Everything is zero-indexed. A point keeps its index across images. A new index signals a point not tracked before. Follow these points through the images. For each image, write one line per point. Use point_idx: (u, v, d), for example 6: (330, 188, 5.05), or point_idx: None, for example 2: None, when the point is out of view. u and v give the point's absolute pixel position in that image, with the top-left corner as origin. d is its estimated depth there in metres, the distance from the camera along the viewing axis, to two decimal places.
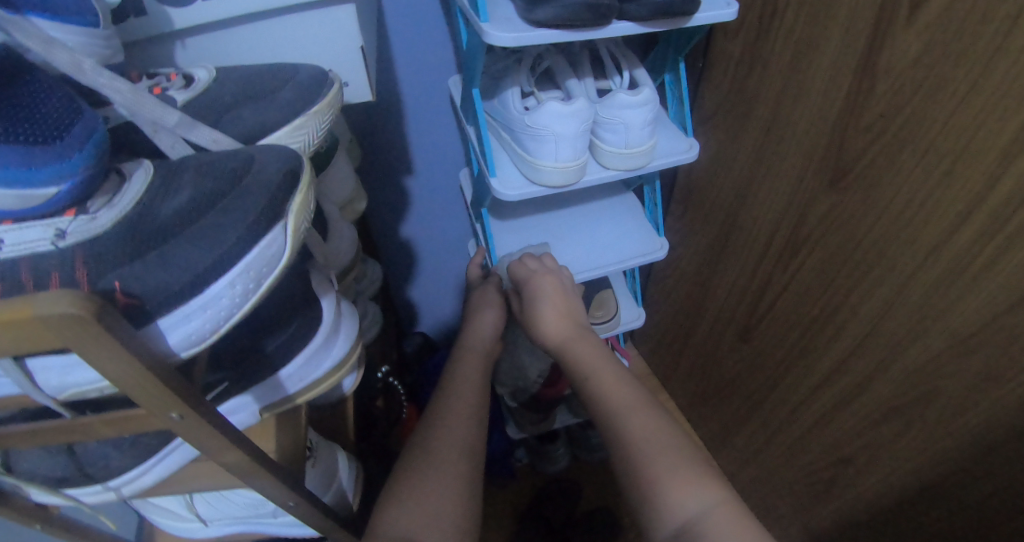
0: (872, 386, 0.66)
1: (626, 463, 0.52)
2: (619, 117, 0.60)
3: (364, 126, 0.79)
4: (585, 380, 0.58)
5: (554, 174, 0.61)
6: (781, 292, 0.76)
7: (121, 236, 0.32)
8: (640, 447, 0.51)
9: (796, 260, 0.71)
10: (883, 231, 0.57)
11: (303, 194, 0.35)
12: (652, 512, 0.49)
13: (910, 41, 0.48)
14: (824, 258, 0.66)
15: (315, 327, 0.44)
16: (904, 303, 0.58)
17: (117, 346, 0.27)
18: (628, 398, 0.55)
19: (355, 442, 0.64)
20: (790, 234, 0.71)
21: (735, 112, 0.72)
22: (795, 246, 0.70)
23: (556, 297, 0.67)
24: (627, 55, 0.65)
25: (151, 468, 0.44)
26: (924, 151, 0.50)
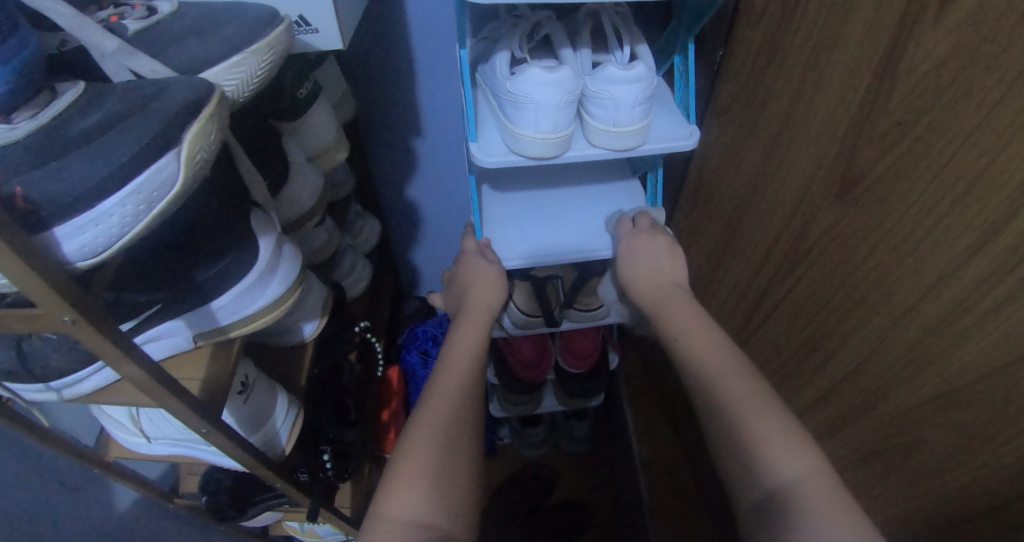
0: (857, 420, 0.63)
1: (718, 426, 0.48)
2: (608, 92, 0.56)
3: (373, 84, 0.79)
4: (681, 343, 0.55)
5: (534, 144, 0.58)
6: (776, 305, 0.72)
7: (30, 146, 0.32)
8: (739, 412, 0.48)
9: (796, 273, 0.67)
10: (884, 257, 0.54)
11: (202, 124, 0.34)
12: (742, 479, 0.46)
13: (940, 43, 0.44)
14: (823, 274, 0.62)
15: (248, 265, 0.47)
16: (899, 338, 0.54)
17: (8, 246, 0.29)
18: (723, 363, 0.52)
19: (305, 387, 0.66)
20: (792, 243, 0.67)
21: (750, 106, 0.68)
22: (794, 261, 0.67)
23: (652, 256, 0.64)
24: (632, 28, 0.62)
25: (88, 377, 0.48)
26: (940, 169, 0.46)
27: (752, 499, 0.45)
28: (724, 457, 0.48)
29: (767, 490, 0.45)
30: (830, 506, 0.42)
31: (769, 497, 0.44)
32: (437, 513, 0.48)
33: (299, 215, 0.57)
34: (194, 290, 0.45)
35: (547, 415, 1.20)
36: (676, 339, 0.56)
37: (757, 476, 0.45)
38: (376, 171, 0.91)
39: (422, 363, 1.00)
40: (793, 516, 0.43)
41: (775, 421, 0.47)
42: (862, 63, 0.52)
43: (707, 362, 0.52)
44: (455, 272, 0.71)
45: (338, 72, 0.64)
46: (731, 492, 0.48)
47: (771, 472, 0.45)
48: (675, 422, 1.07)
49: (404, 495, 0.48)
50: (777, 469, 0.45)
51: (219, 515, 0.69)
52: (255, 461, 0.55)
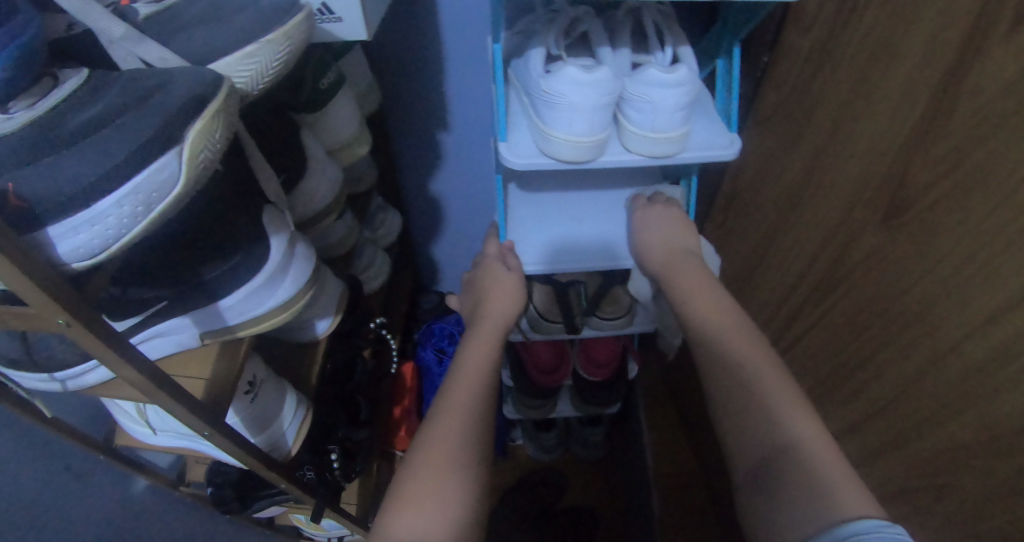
0: (885, 458, 0.59)
1: (726, 386, 0.48)
2: (647, 95, 0.53)
3: (400, 76, 0.77)
4: (687, 303, 0.55)
5: (566, 147, 0.55)
6: (808, 327, 0.68)
7: (26, 139, 0.30)
8: (743, 371, 0.47)
9: (832, 296, 0.63)
10: (927, 289, 0.49)
11: (207, 120, 0.32)
12: (741, 438, 0.46)
13: (1008, 63, 0.40)
14: (861, 301, 0.58)
15: (258, 265, 0.45)
16: (936, 377, 0.50)
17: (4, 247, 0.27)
18: (734, 323, 0.52)
19: (316, 386, 0.65)
20: (830, 264, 0.62)
21: (795, 116, 0.64)
22: (830, 284, 0.63)
23: (665, 223, 0.64)
24: (675, 29, 0.58)
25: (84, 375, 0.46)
26: (998, 201, 0.42)
27: (751, 460, 0.45)
28: (729, 418, 0.47)
29: (765, 453, 0.44)
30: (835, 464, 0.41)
31: (771, 458, 0.43)
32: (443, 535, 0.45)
33: (317, 212, 0.55)
34: (202, 288, 0.44)
35: (562, 419, 1.17)
36: (683, 299, 0.56)
37: (757, 434, 0.45)
38: (399, 164, 0.89)
39: (437, 361, 0.98)
40: (794, 475, 0.41)
41: (780, 382, 0.47)
42: (920, 79, 0.47)
43: (712, 322, 0.52)
44: (474, 276, 0.68)
45: (364, 62, 0.62)
46: (731, 454, 0.47)
47: (774, 434, 0.44)
48: (692, 435, 1.04)
49: (409, 516, 0.45)
50: (778, 430, 0.44)
51: (223, 508, 0.69)
52: (258, 463, 0.53)
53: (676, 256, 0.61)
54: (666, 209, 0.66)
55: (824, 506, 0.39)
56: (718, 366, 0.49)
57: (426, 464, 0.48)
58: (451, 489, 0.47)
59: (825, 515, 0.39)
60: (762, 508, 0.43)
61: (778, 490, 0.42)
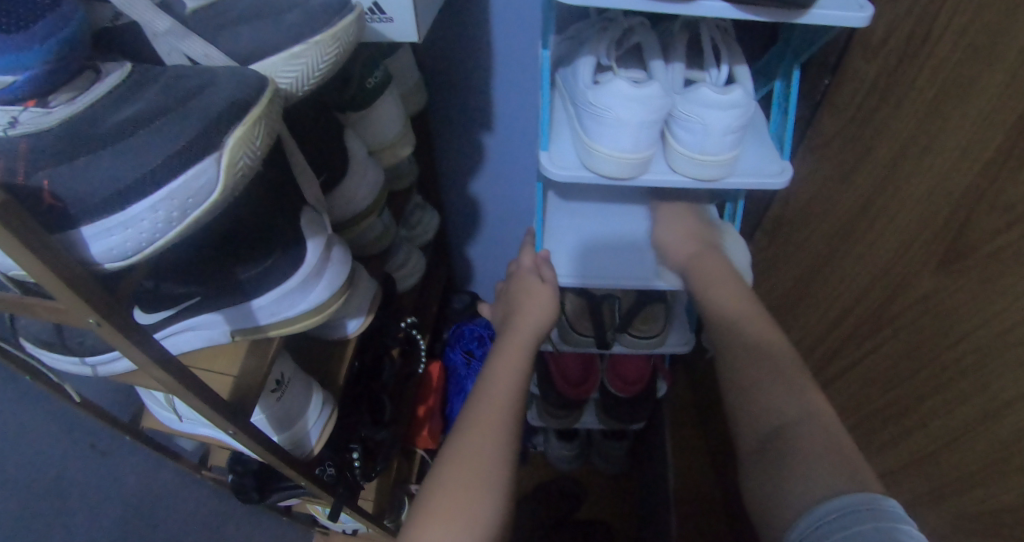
0: (920, 513, 0.55)
1: (737, 361, 0.49)
2: (698, 115, 0.50)
3: (444, 76, 0.75)
4: (707, 293, 0.57)
5: (610, 163, 0.52)
6: (848, 368, 0.64)
7: (65, 134, 0.29)
8: (756, 350, 0.49)
9: (877, 336, 0.59)
10: (981, 343, 0.45)
11: (248, 126, 0.30)
12: (751, 412, 0.46)
13: None
14: (907, 345, 0.54)
15: (294, 268, 0.44)
16: (986, 436, 0.46)
17: (38, 247, 0.26)
18: (753, 308, 0.53)
19: (343, 386, 0.64)
20: (878, 304, 0.58)
21: (854, 144, 0.60)
22: (877, 323, 0.59)
23: (684, 221, 0.66)
24: (733, 48, 0.55)
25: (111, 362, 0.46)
26: None
27: (761, 432, 0.45)
28: (738, 396, 0.48)
29: (774, 426, 0.44)
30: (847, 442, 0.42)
31: (782, 432, 0.43)
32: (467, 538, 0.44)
33: (355, 213, 0.54)
34: (234, 288, 0.43)
35: (585, 430, 1.15)
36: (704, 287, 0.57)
37: (767, 407, 0.45)
38: (440, 163, 0.87)
39: (464, 363, 0.98)
40: (798, 445, 0.42)
41: (793, 364, 0.48)
42: (997, 115, 0.43)
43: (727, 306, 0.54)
44: (509, 287, 0.67)
45: (412, 61, 0.61)
46: (736, 433, 0.47)
47: (786, 409, 0.45)
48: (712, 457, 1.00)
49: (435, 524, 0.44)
50: (789, 406, 0.45)
51: (242, 496, 0.69)
52: (278, 461, 0.53)
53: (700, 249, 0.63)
54: (688, 210, 0.67)
55: (835, 475, 0.39)
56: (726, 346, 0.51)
57: (452, 470, 0.47)
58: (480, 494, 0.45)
59: (832, 486, 0.38)
60: (761, 478, 0.42)
61: (784, 459, 0.41)
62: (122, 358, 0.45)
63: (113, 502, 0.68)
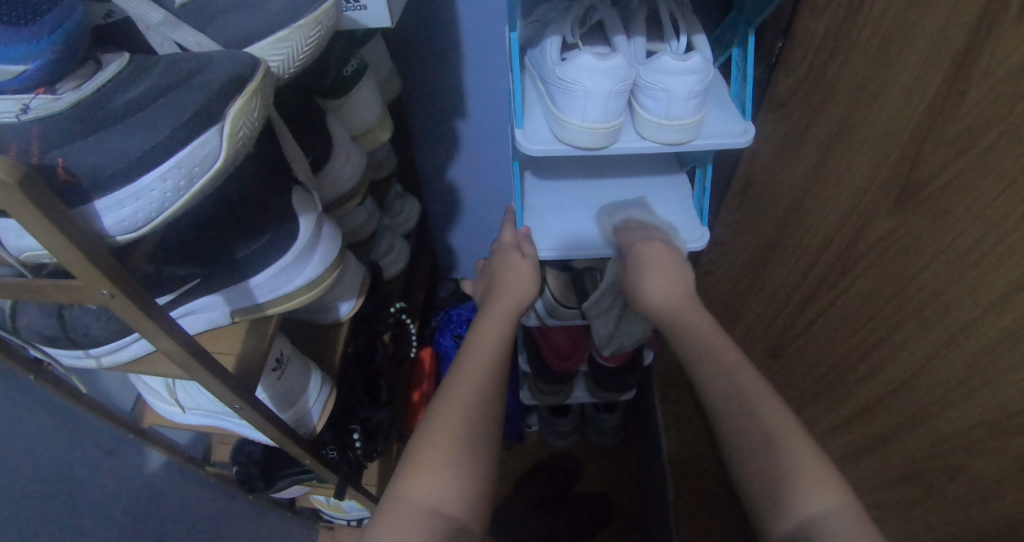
0: (897, 439, 0.59)
1: (752, 454, 0.46)
2: (662, 82, 0.54)
3: (415, 67, 0.78)
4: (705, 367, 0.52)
5: (582, 134, 0.56)
6: (821, 314, 0.67)
7: (73, 118, 0.31)
8: (773, 446, 0.46)
9: (846, 282, 0.62)
10: (938, 272, 0.49)
11: (246, 98, 0.33)
12: (771, 509, 0.44)
13: (1017, 46, 0.40)
14: (873, 284, 0.58)
15: (288, 243, 0.46)
16: (951, 359, 0.50)
17: (55, 219, 0.29)
18: (754, 382, 0.50)
19: (339, 367, 0.66)
20: (844, 249, 0.62)
21: (807, 102, 0.64)
22: (844, 267, 0.63)
23: (662, 266, 0.61)
24: (689, 18, 0.59)
25: (127, 346, 0.48)
26: (1011, 181, 0.42)
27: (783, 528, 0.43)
28: (754, 490, 0.45)
29: (798, 518, 0.43)
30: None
31: (802, 526, 0.42)
32: (451, 503, 0.47)
33: (341, 195, 0.56)
34: (232, 267, 0.45)
35: (578, 406, 1.18)
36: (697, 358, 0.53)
37: (784, 510, 0.43)
38: (417, 152, 0.90)
39: (454, 347, 1.01)
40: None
41: (808, 453, 0.45)
42: (934, 61, 0.48)
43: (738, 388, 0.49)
44: (488, 268, 0.70)
45: (385, 50, 0.63)
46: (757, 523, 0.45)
47: (804, 505, 0.43)
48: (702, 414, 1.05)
49: (421, 480, 0.47)
50: (804, 506, 0.43)
51: (248, 486, 0.71)
52: (284, 438, 0.55)
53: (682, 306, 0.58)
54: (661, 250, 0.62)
55: None
56: (748, 438, 0.47)
57: (430, 429, 0.50)
58: (459, 456, 0.48)
59: None
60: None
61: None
62: (141, 340, 0.47)
63: (121, 501, 0.69)
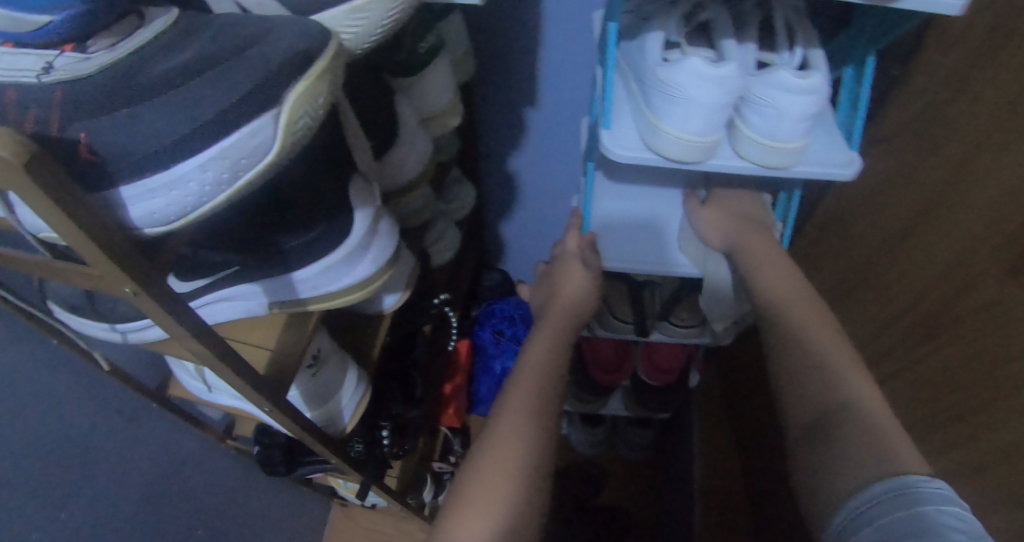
0: None
1: (783, 349, 0.47)
2: (773, 99, 0.46)
3: (487, 48, 0.71)
4: (757, 276, 0.53)
5: (676, 145, 0.49)
6: (894, 375, 0.59)
7: (105, 85, 0.26)
8: (807, 342, 0.46)
9: (930, 347, 0.54)
10: None
11: (314, 81, 0.28)
12: (798, 396, 0.44)
13: None
14: (962, 356, 0.50)
15: (340, 240, 0.41)
16: None
17: (74, 210, 0.24)
18: (797, 288, 0.51)
19: (377, 361, 0.62)
20: (938, 308, 0.53)
21: (918, 139, 0.55)
22: (930, 330, 0.54)
23: (742, 201, 0.62)
24: (809, 30, 0.51)
25: (130, 332, 0.45)
26: None
27: (807, 416, 0.43)
28: (786, 377, 0.46)
29: (823, 407, 0.42)
30: (895, 428, 0.39)
31: (828, 412, 0.42)
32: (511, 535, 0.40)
33: (401, 183, 0.52)
34: (277, 260, 0.41)
35: (611, 416, 1.13)
36: (754, 267, 0.54)
37: (816, 394, 0.43)
38: (480, 136, 0.83)
39: (494, 342, 0.98)
40: (855, 427, 0.40)
41: (842, 347, 0.45)
42: None
43: (779, 292, 0.51)
44: (545, 282, 0.65)
45: (463, 27, 0.57)
46: (783, 416, 0.45)
47: (831, 394, 0.43)
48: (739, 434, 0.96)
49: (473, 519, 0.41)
50: (834, 390, 0.43)
51: (268, 468, 0.69)
52: (311, 439, 0.51)
53: (745, 228, 0.59)
54: (749, 196, 0.62)
55: (875, 456, 0.38)
56: (785, 333, 0.47)
57: (482, 467, 0.44)
58: (511, 487, 0.43)
59: (871, 467, 0.37)
60: (812, 462, 0.41)
61: (832, 443, 0.40)
62: (153, 327, 0.43)
63: (140, 468, 0.67)
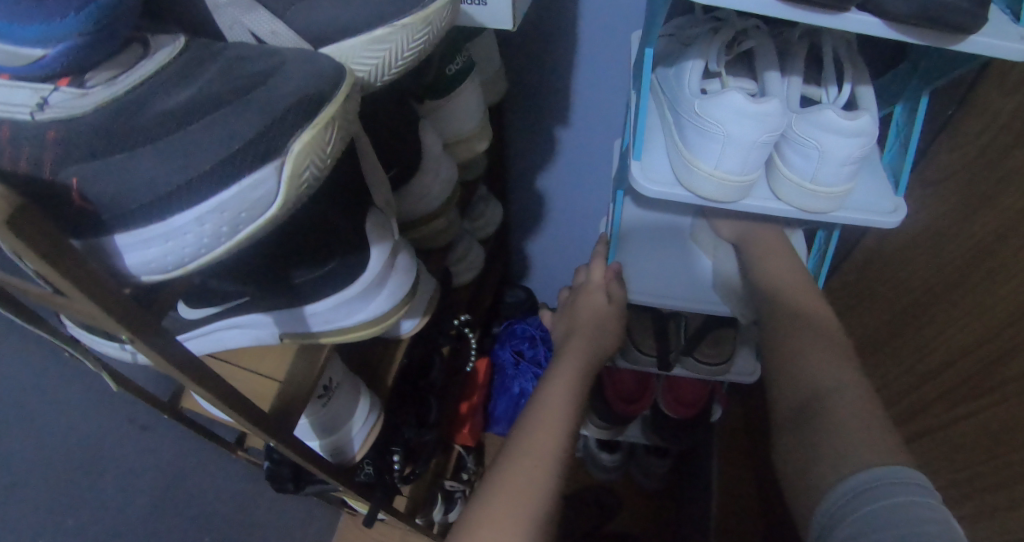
0: None
1: (777, 334, 0.47)
2: (817, 140, 0.42)
3: (519, 66, 0.69)
4: (757, 267, 0.54)
5: (709, 183, 0.46)
6: (918, 437, 0.53)
7: (104, 124, 0.26)
8: (797, 327, 0.46)
9: (951, 414, 0.49)
10: None
11: (324, 125, 0.26)
12: (784, 380, 0.44)
13: None
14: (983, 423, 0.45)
15: (354, 275, 0.39)
16: None
17: (64, 260, 0.22)
18: (794, 277, 0.51)
19: (391, 386, 0.60)
20: (972, 371, 0.47)
21: (964, 187, 0.51)
22: (956, 394, 0.48)
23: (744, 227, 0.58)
24: (859, 65, 0.47)
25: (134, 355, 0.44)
26: None
27: (793, 400, 0.43)
28: (773, 360, 0.46)
29: (810, 391, 0.42)
30: (876, 422, 0.39)
31: (816, 397, 0.42)
32: None
33: (423, 210, 0.50)
34: (289, 292, 0.39)
35: (629, 443, 1.09)
36: (756, 256, 0.55)
37: (803, 376, 0.43)
38: (511, 153, 0.81)
39: (513, 362, 0.96)
40: (836, 414, 0.40)
41: (832, 334, 0.46)
42: None
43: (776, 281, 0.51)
44: (567, 312, 0.62)
45: (496, 47, 0.54)
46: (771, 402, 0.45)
47: (821, 377, 0.43)
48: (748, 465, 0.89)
49: None
50: (823, 375, 0.43)
51: (277, 484, 0.66)
52: (317, 470, 0.49)
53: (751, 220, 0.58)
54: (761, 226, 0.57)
55: (858, 444, 0.38)
56: (777, 319, 0.48)
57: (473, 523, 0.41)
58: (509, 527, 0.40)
59: (863, 456, 0.37)
60: (797, 451, 0.40)
61: (818, 428, 0.40)
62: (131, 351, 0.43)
63: (153, 477, 0.66)
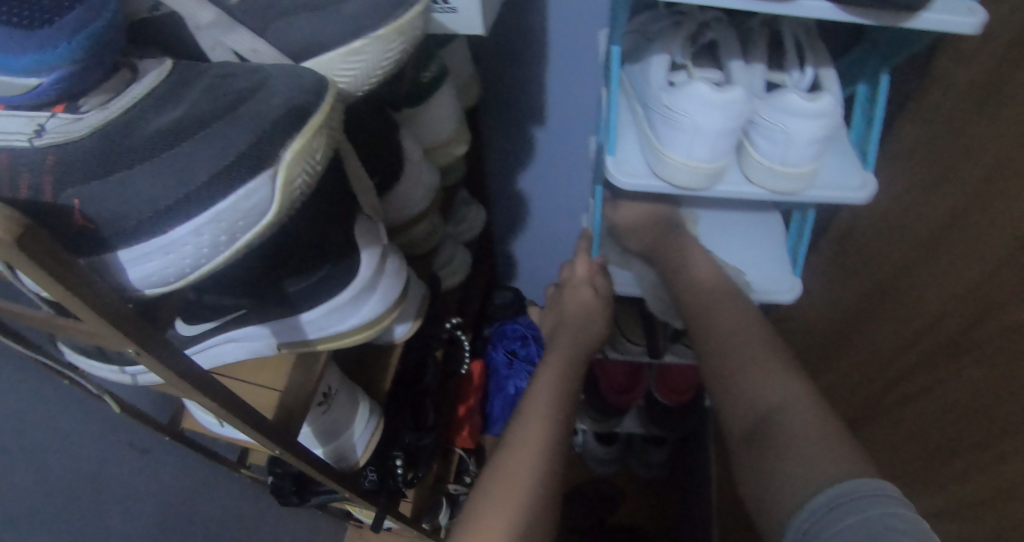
0: None
1: (711, 352, 0.49)
2: (782, 124, 0.44)
3: (492, 71, 0.70)
4: (683, 272, 0.56)
5: (682, 172, 0.47)
6: (897, 407, 0.55)
7: (98, 147, 0.27)
8: (725, 342, 0.48)
9: (921, 391, 0.51)
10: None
11: (308, 136, 0.28)
12: (728, 401, 0.46)
13: None
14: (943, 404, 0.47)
15: (345, 280, 0.40)
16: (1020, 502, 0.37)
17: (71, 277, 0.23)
18: (718, 283, 0.53)
19: (388, 391, 0.61)
20: (948, 340, 0.48)
21: (934, 157, 0.53)
22: (932, 358, 0.50)
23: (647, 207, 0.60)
24: (819, 48, 0.49)
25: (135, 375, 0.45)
26: None
27: (743, 419, 0.45)
28: (713, 376, 0.48)
29: (761, 409, 0.44)
30: (822, 433, 0.41)
31: (764, 418, 0.43)
32: None
33: (407, 213, 0.51)
34: (283, 302, 0.40)
35: (625, 434, 1.10)
36: (678, 258, 0.57)
37: (750, 397, 0.45)
38: (490, 156, 0.82)
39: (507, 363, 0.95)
40: (784, 433, 0.42)
41: (759, 345, 0.48)
42: None
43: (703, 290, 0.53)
44: (557, 309, 0.64)
45: (468, 53, 0.56)
46: (723, 416, 0.47)
47: (766, 398, 0.44)
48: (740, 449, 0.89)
49: None
50: (764, 395, 0.45)
51: (282, 498, 0.67)
52: (323, 477, 0.50)
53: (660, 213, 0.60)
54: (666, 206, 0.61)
55: (811, 465, 0.39)
56: (709, 334, 0.50)
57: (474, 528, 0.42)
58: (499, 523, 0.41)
59: (828, 474, 0.38)
60: (754, 464, 0.42)
61: (773, 449, 0.42)
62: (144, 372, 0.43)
63: (156, 500, 0.66)
